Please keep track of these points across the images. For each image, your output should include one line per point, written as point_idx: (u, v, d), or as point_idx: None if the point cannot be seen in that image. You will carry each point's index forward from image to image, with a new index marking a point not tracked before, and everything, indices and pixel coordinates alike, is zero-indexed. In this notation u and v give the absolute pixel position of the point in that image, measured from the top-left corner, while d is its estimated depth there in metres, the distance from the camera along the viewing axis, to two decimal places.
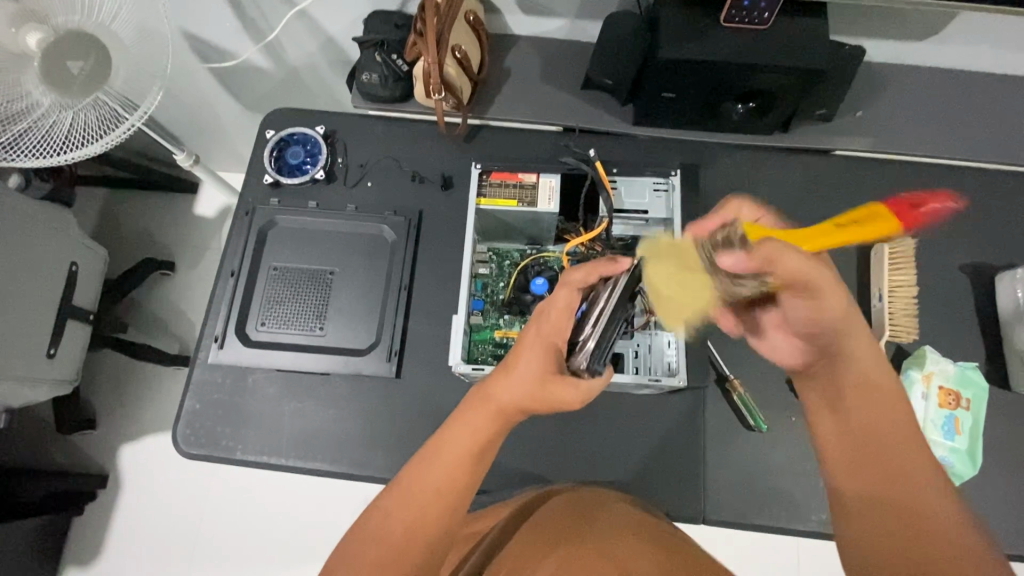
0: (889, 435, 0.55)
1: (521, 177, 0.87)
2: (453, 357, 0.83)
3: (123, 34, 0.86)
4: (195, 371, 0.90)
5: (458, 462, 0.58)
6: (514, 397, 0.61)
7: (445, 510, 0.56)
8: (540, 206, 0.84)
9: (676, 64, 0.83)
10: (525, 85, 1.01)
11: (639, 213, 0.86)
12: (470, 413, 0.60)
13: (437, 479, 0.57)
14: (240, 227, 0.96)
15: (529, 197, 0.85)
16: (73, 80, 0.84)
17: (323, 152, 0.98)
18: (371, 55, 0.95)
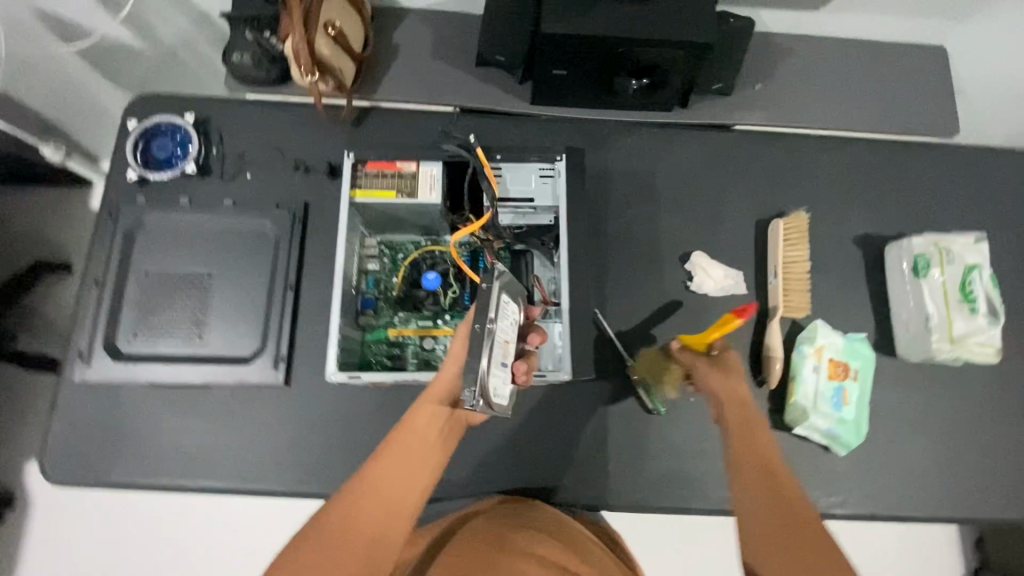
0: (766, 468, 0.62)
1: (400, 166, 0.80)
2: (329, 366, 0.77)
3: None
4: (60, 392, 0.83)
5: (394, 481, 0.60)
6: (432, 418, 0.66)
7: (384, 526, 0.57)
8: (422, 198, 0.78)
9: (561, 40, 0.79)
10: (416, 64, 0.95)
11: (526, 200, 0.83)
12: (398, 435, 0.64)
13: (376, 500, 0.58)
14: (105, 230, 0.87)
15: (409, 186, 0.80)
16: None
17: (193, 142, 0.90)
18: (241, 33, 0.89)
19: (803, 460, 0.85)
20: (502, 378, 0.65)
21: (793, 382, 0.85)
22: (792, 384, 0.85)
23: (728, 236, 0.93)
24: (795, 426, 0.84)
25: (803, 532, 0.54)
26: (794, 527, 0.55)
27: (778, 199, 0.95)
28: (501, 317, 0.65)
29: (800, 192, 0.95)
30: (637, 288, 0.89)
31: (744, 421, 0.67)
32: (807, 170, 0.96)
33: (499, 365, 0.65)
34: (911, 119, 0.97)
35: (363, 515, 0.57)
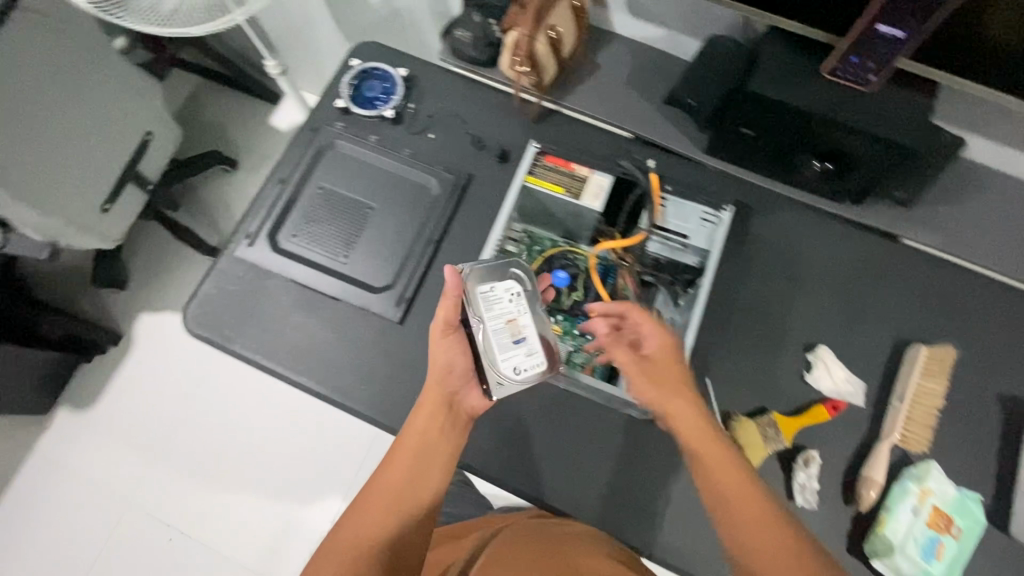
0: (732, 480, 0.67)
1: (574, 168, 0.85)
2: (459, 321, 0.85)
3: None
4: (219, 260, 0.94)
5: (396, 484, 0.74)
6: (428, 424, 0.76)
7: (388, 525, 0.71)
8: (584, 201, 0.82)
9: (762, 103, 0.81)
10: (610, 86, 1.01)
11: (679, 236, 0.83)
12: (401, 442, 0.76)
13: (380, 503, 0.73)
14: (302, 141, 0.99)
15: (575, 188, 0.83)
16: None
17: (397, 92, 1.00)
18: (471, 15, 0.99)
19: None
20: (518, 355, 0.76)
21: (886, 514, 0.79)
22: (884, 515, 0.79)
23: (860, 343, 0.89)
24: (873, 559, 0.78)
25: None
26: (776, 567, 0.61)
27: (926, 325, 0.90)
28: (489, 308, 0.76)
29: (953, 327, 0.90)
30: (750, 359, 0.88)
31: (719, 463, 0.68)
32: (969, 307, 0.91)
33: (507, 350, 0.76)
34: None
35: (369, 520, 0.72)
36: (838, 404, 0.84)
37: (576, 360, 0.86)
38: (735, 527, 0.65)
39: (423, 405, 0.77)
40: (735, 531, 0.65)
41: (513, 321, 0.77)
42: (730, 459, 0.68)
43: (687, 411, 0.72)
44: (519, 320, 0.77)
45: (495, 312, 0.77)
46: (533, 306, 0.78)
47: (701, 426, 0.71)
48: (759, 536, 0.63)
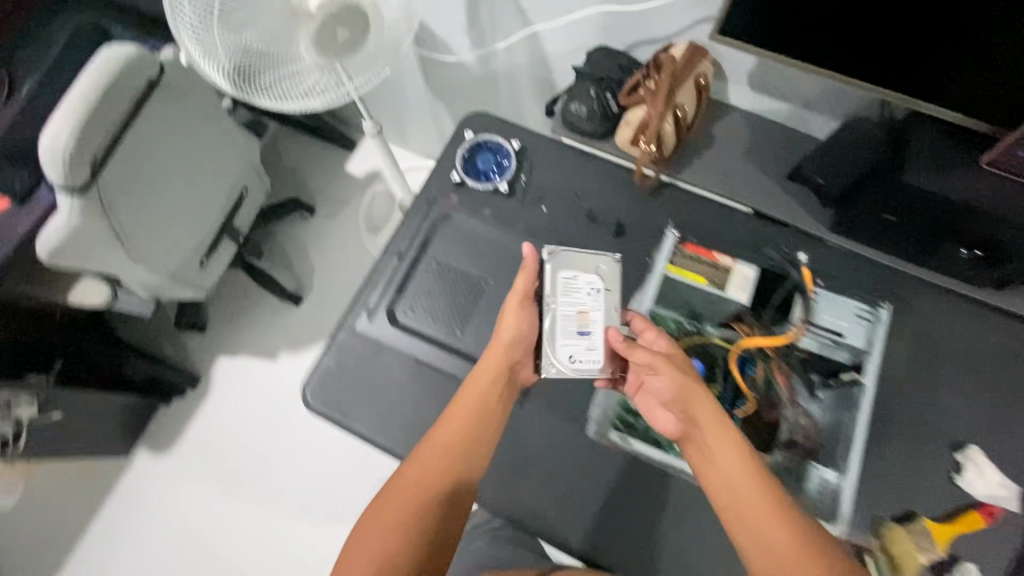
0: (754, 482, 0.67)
1: (718, 256, 0.79)
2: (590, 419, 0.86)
3: (388, 13, 0.87)
4: (337, 333, 0.94)
5: (451, 444, 0.76)
6: (490, 390, 0.79)
7: (439, 485, 0.73)
8: (732, 293, 0.76)
9: (909, 190, 0.79)
10: (727, 159, 0.99)
11: (832, 332, 0.77)
12: (459, 404, 0.79)
13: (433, 463, 0.75)
14: (417, 213, 1.00)
15: (722, 278, 0.77)
16: (334, 44, 0.85)
17: (512, 165, 1.01)
18: (587, 89, 0.99)
19: None
20: (579, 346, 0.78)
21: None
22: None
23: (1012, 440, 0.83)
24: None
25: None
26: None
27: None
28: (566, 295, 0.79)
29: None
30: (893, 455, 0.83)
31: (749, 476, 0.67)
32: None
33: (569, 337, 0.78)
34: None
35: (416, 481, 0.74)
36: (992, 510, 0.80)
37: None
38: (750, 525, 0.65)
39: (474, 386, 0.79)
40: (751, 534, 0.65)
41: (590, 308, 0.79)
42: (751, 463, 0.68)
43: (711, 414, 0.71)
44: (590, 313, 0.80)
45: (571, 295, 0.79)
46: (609, 305, 0.80)
47: (711, 417, 0.71)
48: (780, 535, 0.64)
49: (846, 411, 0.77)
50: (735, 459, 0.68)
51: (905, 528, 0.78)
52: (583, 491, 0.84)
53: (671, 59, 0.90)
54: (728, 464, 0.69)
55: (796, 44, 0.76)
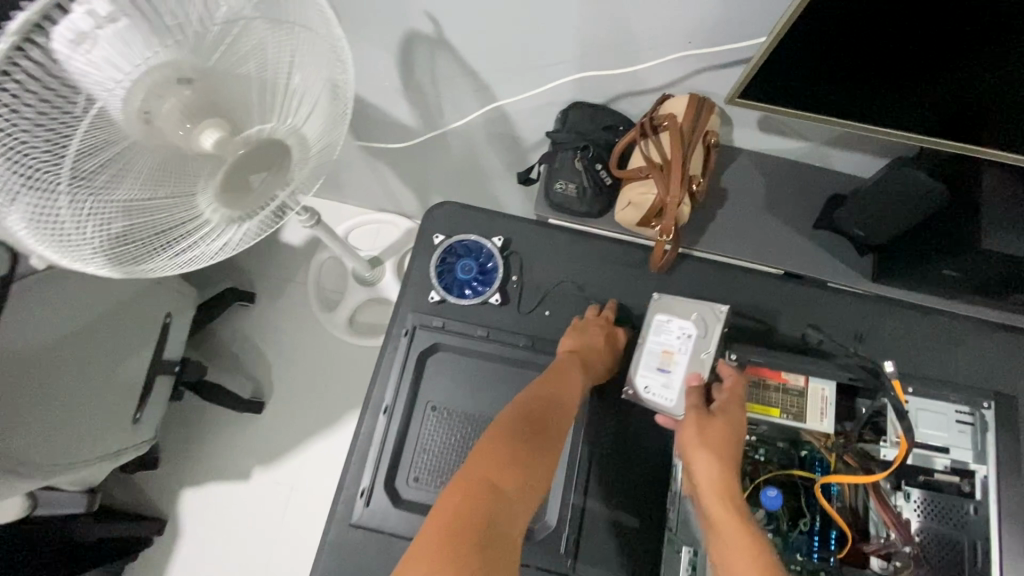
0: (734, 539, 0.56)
1: (786, 378, 0.65)
2: None
3: (312, 133, 0.66)
4: (330, 527, 0.76)
5: (494, 472, 0.62)
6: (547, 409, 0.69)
7: (484, 524, 0.58)
8: (815, 426, 0.63)
9: (989, 256, 0.68)
10: (745, 216, 0.85)
11: (937, 449, 0.64)
12: (504, 427, 0.67)
13: (474, 501, 0.60)
14: (396, 350, 0.81)
15: (798, 407, 0.64)
16: (250, 193, 0.63)
17: (498, 269, 0.83)
18: (570, 163, 0.82)
19: None
20: (656, 381, 0.71)
21: None
22: None
23: None
24: None
25: None
26: None
27: None
28: (655, 332, 0.72)
29: None
30: None
31: (732, 546, 0.56)
32: None
33: (648, 370, 0.71)
34: None
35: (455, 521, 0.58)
36: None
37: None
38: None
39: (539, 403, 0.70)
40: None
41: (686, 353, 0.70)
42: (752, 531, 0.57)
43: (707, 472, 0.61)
44: (675, 355, 0.71)
45: (674, 339, 0.71)
46: (700, 351, 0.70)
47: (722, 479, 0.60)
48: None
49: (957, 529, 0.65)
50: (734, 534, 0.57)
51: None
52: None
53: (675, 122, 0.73)
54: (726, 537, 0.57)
55: (848, 92, 0.63)
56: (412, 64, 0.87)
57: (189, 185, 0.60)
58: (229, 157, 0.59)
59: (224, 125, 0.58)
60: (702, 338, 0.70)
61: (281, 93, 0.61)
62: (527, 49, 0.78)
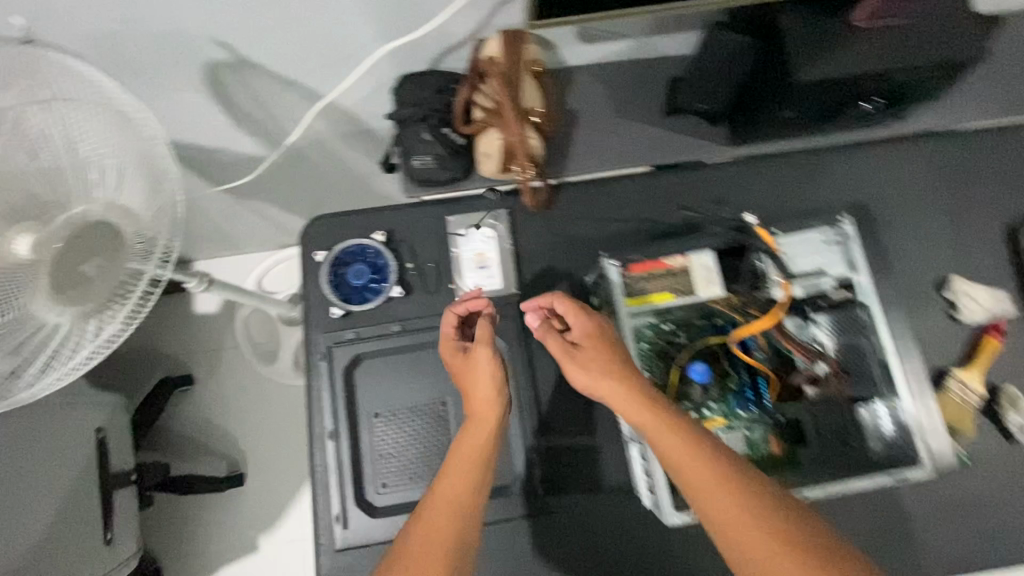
0: (738, 524, 0.52)
1: (668, 262, 0.69)
2: (663, 502, 0.68)
3: (133, 202, 0.62)
4: (321, 561, 0.76)
5: (459, 486, 0.62)
6: (484, 446, 0.66)
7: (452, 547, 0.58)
8: (703, 293, 0.67)
9: (807, 87, 0.72)
10: (600, 126, 0.87)
11: (813, 271, 0.71)
12: (468, 432, 0.67)
13: (442, 526, 0.59)
14: (321, 375, 0.80)
15: (684, 284, 0.68)
16: (91, 283, 0.59)
17: (390, 263, 0.82)
18: (418, 134, 0.80)
19: None
20: (479, 276, 0.82)
21: None
22: None
23: (975, 253, 0.84)
24: None
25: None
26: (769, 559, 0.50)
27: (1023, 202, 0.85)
28: (463, 242, 0.84)
29: None
30: None
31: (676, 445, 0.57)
32: None
33: (470, 271, 0.82)
34: None
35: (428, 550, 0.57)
36: (996, 324, 0.80)
37: (755, 440, 0.72)
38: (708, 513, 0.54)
39: (462, 464, 0.64)
40: (714, 517, 0.53)
41: (488, 246, 0.83)
42: (740, 498, 0.53)
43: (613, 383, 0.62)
44: (487, 253, 0.83)
45: (476, 237, 0.83)
46: (502, 243, 0.84)
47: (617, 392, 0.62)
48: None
49: (858, 335, 0.71)
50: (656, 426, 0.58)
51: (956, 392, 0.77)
52: (672, 551, 0.76)
53: (495, 64, 0.74)
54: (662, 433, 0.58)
55: None
56: (229, 94, 0.83)
57: (22, 297, 0.56)
58: (49, 255, 0.57)
59: (33, 227, 0.57)
60: (500, 234, 0.84)
61: (82, 173, 0.60)
62: (329, 40, 0.75)
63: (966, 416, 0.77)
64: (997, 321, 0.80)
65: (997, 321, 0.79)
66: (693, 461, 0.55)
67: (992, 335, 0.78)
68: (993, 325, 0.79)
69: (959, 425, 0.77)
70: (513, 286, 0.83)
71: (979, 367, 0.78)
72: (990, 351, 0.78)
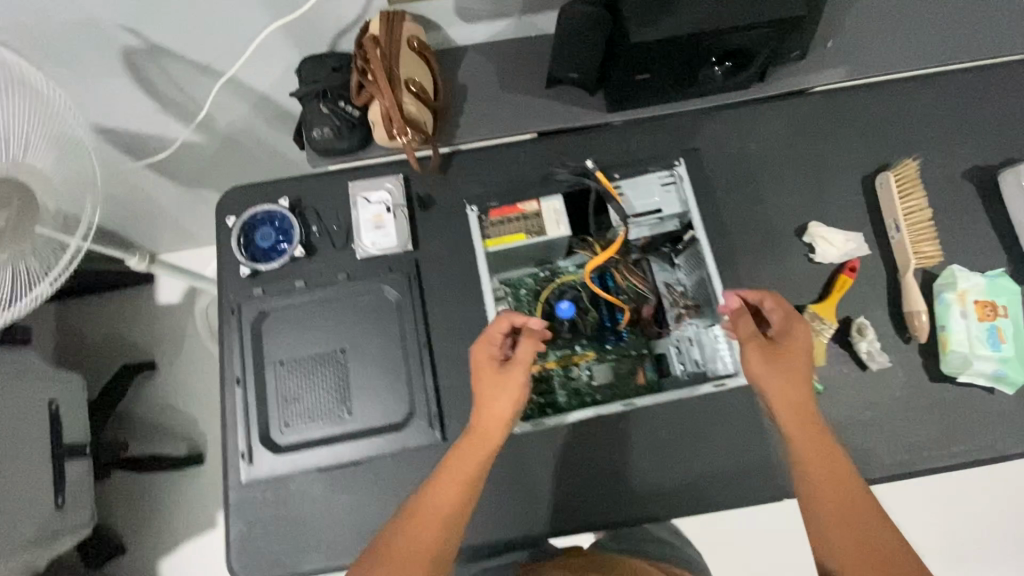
0: (827, 492, 0.66)
1: (522, 207, 0.82)
2: (508, 417, 0.78)
3: (42, 163, 0.74)
4: (230, 494, 0.84)
5: (466, 475, 0.70)
6: (484, 449, 0.71)
7: (451, 523, 0.68)
8: (551, 233, 0.80)
9: (646, 47, 0.78)
10: (488, 98, 0.95)
11: (652, 211, 0.82)
12: (476, 434, 0.72)
13: (439, 510, 0.68)
14: (232, 328, 0.88)
15: (536, 226, 0.80)
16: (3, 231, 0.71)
17: (295, 225, 0.90)
18: (317, 108, 0.89)
19: (968, 410, 0.83)
20: (377, 236, 0.90)
21: (943, 332, 0.83)
22: (943, 334, 0.83)
23: (835, 200, 0.91)
24: (957, 376, 0.83)
25: (871, 542, 0.63)
26: (845, 520, 0.65)
27: (877, 153, 0.92)
28: (362, 204, 0.91)
29: (901, 141, 0.92)
30: (758, 272, 0.89)
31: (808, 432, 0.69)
32: (900, 114, 0.94)
33: (368, 231, 0.90)
34: (1006, 37, 0.93)
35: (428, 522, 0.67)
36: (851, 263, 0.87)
37: (624, 371, 0.82)
38: (815, 491, 0.67)
39: (463, 462, 0.70)
40: (834, 474, 0.67)
41: (382, 210, 0.90)
42: (845, 482, 0.67)
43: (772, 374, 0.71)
44: (384, 214, 0.91)
45: (374, 199, 0.91)
46: (396, 201, 0.91)
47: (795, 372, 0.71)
48: (846, 552, 0.63)
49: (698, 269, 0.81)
50: (789, 398, 0.70)
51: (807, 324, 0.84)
52: None
53: (376, 44, 0.81)
54: (788, 405, 0.70)
55: None
56: (150, 79, 0.93)
57: None
58: None
59: None
60: (395, 197, 0.91)
61: None
62: (229, 25, 0.85)
63: (817, 347, 0.83)
64: (850, 261, 0.87)
65: (851, 261, 0.87)
66: (817, 449, 0.68)
67: (843, 274, 0.86)
68: (847, 265, 0.87)
69: (810, 356, 0.83)
70: (408, 242, 0.91)
71: (829, 303, 0.85)
72: (842, 288, 0.86)
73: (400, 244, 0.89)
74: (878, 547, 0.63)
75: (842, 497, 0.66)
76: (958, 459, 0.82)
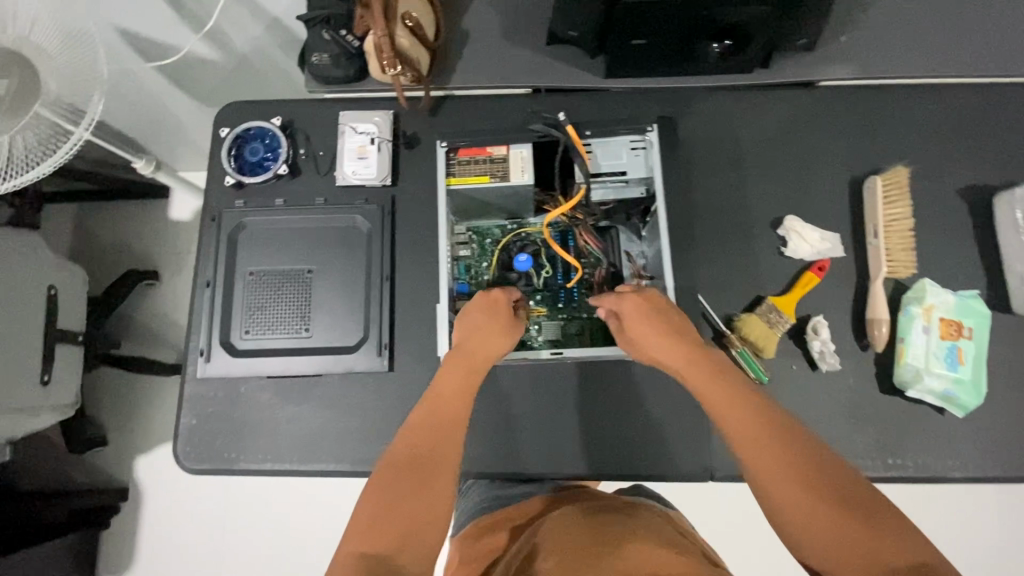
0: (767, 465, 0.60)
1: (490, 151, 0.85)
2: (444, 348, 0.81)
3: (46, 42, 0.79)
4: (186, 387, 0.90)
5: (456, 391, 0.72)
6: (470, 370, 0.73)
7: (440, 441, 0.67)
8: (514, 179, 0.83)
9: (642, 9, 0.76)
10: (487, 47, 0.95)
11: (618, 174, 0.86)
12: (458, 356, 0.74)
13: (433, 427, 0.69)
14: (210, 234, 0.92)
15: (500, 170, 0.84)
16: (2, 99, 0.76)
17: (282, 144, 0.93)
18: (318, 34, 0.90)
19: (912, 425, 0.82)
20: (358, 166, 0.92)
21: (901, 343, 0.81)
22: (901, 345, 0.81)
23: (818, 198, 0.89)
24: (906, 389, 0.81)
25: (828, 511, 0.56)
26: (800, 498, 0.57)
27: (872, 158, 0.90)
28: (349, 133, 0.93)
29: (899, 149, 0.90)
30: (725, 258, 0.88)
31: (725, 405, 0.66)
32: (904, 121, 0.91)
33: (350, 160, 0.92)
34: None
35: (423, 436, 0.68)
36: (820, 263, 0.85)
37: (571, 331, 0.85)
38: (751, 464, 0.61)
39: (454, 385, 0.72)
40: (765, 452, 0.61)
41: (365, 142, 0.93)
42: (780, 444, 0.61)
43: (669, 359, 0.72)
44: (368, 146, 0.93)
45: (361, 131, 0.93)
46: (381, 135, 0.93)
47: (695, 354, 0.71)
48: (809, 523, 0.56)
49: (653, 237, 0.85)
50: (700, 380, 0.69)
51: (763, 316, 0.83)
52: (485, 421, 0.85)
53: None
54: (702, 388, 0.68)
55: None
56: None
57: None
58: None
59: None
60: (382, 131, 0.93)
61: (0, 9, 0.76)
62: None
63: (770, 340, 0.82)
64: (822, 261, 0.85)
65: (821, 261, 0.85)
66: (737, 414, 0.65)
67: (811, 273, 0.84)
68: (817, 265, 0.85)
69: (760, 348, 0.82)
70: (388, 177, 0.93)
71: (790, 299, 0.84)
72: (806, 287, 0.84)
73: (379, 177, 0.92)
74: (838, 516, 0.55)
75: (781, 457, 0.60)
76: (893, 471, 0.81)
